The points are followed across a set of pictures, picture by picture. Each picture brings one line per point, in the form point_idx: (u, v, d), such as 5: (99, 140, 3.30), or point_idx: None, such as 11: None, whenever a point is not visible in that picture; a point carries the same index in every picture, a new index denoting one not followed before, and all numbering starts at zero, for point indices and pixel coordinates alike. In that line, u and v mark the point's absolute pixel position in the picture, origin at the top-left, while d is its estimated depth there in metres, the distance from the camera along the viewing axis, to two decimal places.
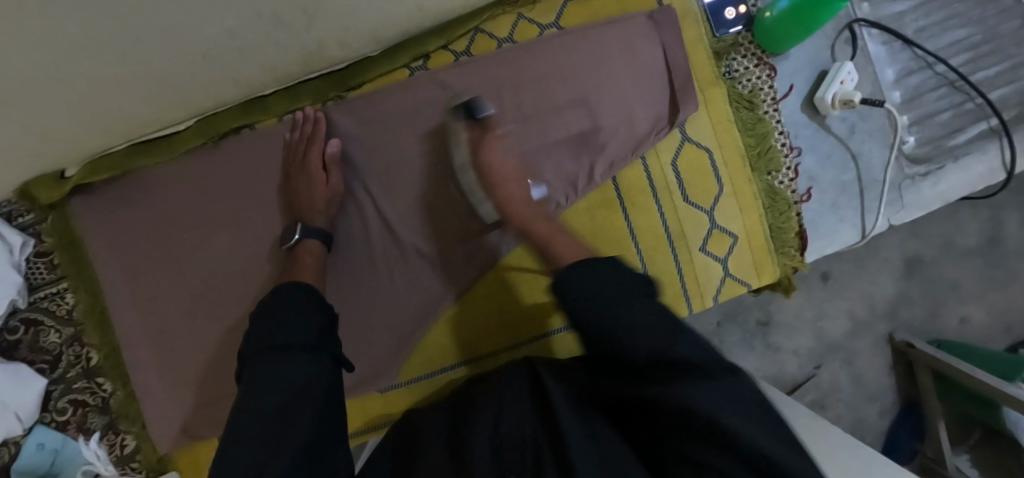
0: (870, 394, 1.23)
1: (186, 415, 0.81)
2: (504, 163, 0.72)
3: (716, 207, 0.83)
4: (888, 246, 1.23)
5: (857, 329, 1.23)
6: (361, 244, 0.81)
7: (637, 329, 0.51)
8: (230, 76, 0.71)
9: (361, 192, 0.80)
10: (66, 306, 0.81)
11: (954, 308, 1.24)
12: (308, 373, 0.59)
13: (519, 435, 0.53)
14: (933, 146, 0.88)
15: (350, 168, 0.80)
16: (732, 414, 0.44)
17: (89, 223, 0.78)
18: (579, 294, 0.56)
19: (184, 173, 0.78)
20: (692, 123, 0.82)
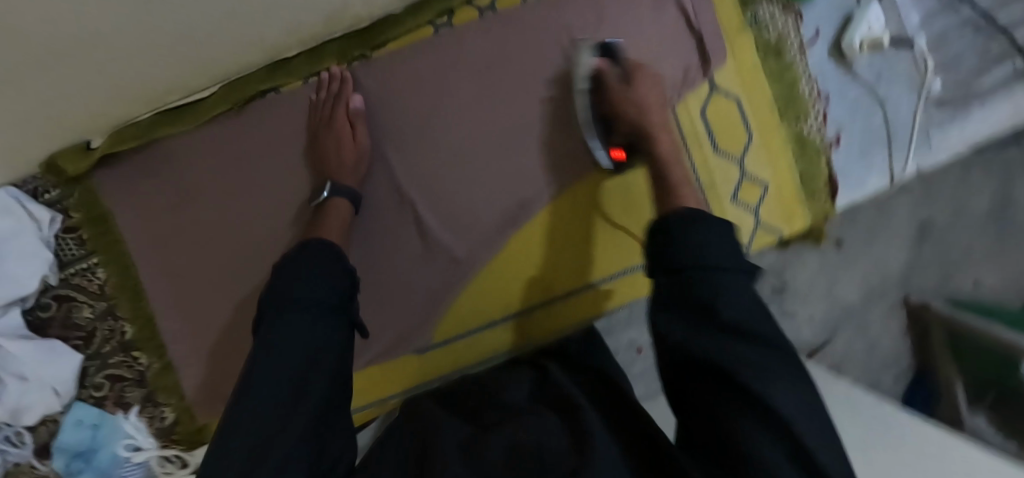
0: (888, 361, 1.25)
1: (225, 392, 0.81)
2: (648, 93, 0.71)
3: (745, 156, 0.82)
4: (901, 212, 1.24)
5: (873, 294, 1.24)
6: (392, 207, 0.80)
7: (725, 292, 0.49)
8: (258, 37, 0.71)
9: (391, 156, 0.79)
10: (97, 281, 0.80)
11: (968, 271, 1.26)
12: (319, 338, 0.55)
13: (537, 437, 0.52)
14: (959, 90, 0.87)
15: (377, 129, 0.79)
16: (788, 397, 0.43)
17: (117, 196, 0.78)
18: (694, 241, 0.52)
19: (210, 142, 0.77)
20: (720, 72, 0.81)
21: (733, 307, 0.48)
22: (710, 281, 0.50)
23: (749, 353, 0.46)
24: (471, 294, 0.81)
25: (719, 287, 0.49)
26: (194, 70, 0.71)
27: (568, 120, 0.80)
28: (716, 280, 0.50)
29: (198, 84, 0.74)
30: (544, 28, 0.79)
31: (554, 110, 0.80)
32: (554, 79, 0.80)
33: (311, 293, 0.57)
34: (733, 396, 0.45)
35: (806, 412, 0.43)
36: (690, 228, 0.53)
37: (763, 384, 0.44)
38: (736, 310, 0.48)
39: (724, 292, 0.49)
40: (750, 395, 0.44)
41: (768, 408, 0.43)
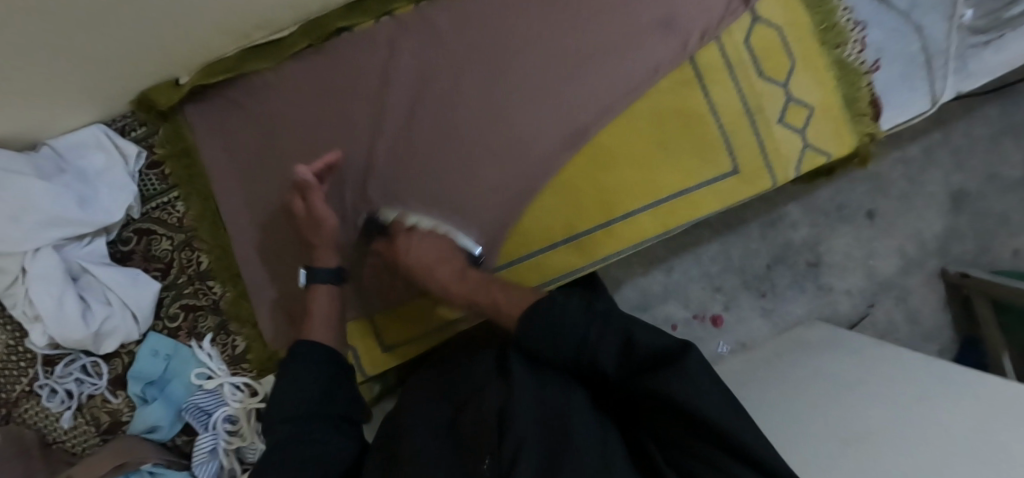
0: (928, 332, 1.34)
1: (294, 319, 0.83)
2: (422, 255, 0.77)
3: (790, 80, 0.86)
4: (934, 181, 1.36)
5: (908, 266, 1.35)
6: (455, 138, 0.84)
7: (599, 340, 0.55)
8: None
9: (452, 92, 0.84)
10: (176, 214, 0.84)
11: (1008, 240, 1.36)
12: (296, 393, 0.62)
13: (489, 411, 0.54)
14: (992, 18, 0.91)
15: (439, 66, 0.83)
16: (713, 406, 0.47)
17: (200, 130, 0.83)
18: (547, 319, 0.58)
19: (288, 78, 0.82)
20: (761, 2, 0.85)
21: (608, 352, 0.55)
22: (586, 346, 0.56)
23: (657, 377, 0.50)
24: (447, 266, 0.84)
25: (594, 349, 0.55)
26: (284, 7, 0.78)
27: (622, 52, 0.85)
28: (591, 335, 0.56)
29: (282, 21, 0.80)
30: None
31: (605, 41, 0.85)
32: (607, 14, 0.85)
33: (302, 374, 0.63)
34: (675, 416, 0.49)
35: (727, 408, 0.47)
36: (541, 310, 0.59)
37: (689, 401, 0.47)
38: (618, 351, 0.54)
39: (599, 343, 0.55)
40: (681, 410, 0.48)
41: (701, 421, 0.46)
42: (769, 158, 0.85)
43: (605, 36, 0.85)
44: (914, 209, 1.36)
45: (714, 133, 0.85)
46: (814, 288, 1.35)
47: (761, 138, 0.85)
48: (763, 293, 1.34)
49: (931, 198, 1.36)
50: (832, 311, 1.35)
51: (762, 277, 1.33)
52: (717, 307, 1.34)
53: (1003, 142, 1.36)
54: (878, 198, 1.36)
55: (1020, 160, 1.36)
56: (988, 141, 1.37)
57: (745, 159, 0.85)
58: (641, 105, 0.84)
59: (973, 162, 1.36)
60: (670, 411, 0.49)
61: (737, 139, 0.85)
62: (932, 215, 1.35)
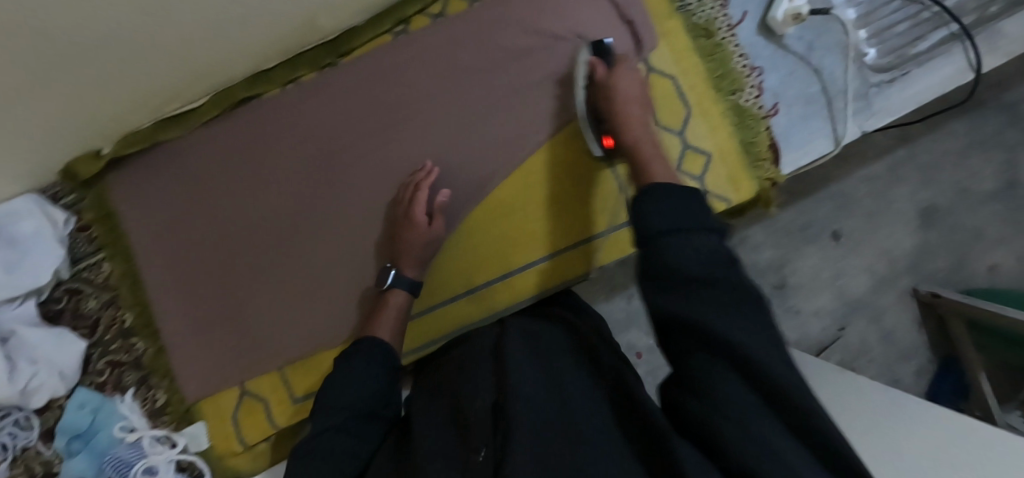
0: (904, 350, 1.45)
1: (213, 373, 0.87)
2: (629, 83, 0.78)
3: (686, 129, 0.87)
4: (900, 198, 1.46)
5: (879, 284, 1.46)
6: (367, 197, 0.89)
7: (688, 244, 0.48)
8: (238, 49, 0.81)
9: (363, 155, 0.90)
10: (102, 274, 0.89)
11: (983, 256, 1.47)
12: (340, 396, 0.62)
13: (478, 403, 0.49)
14: (896, 55, 0.91)
15: (351, 130, 0.89)
16: (766, 354, 0.42)
17: (122, 196, 0.88)
18: (657, 212, 0.52)
19: (205, 145, 0.88)
20: (653, 54, 0.88)
21: (694, 262, 0.47)
22: (660, 247, 0.49)
23: (721, 314, 0.44)
24: (500, 229, 0.87)
25: (670, 249, 0.48)
26: (192, 79, 0.82)
27: (526, 107, 0.88)
28: (678, 241, 0.48)
29: (192, 93, 0.85)
30: (488, 30, 0.88)
31: (503, 100, 0.89)
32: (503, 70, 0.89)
33: (349, 385, 0.63)
34: (716, 359, 0.43)
35: (782, 361, 0.42)
36: (650, 207, 0.53)
37: (741, 347, 0.42)
38: (694, 269, 0.46)
39: (677, 251, 0.47)
40: (732, 358, 0.42)
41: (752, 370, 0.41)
42: None
43: (502, 94, 0.89)
44: (880, 227, 1.47)
45: (608, 185, 0.88)
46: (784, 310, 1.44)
47: None
48: None
49: (898, 215, 1.46)
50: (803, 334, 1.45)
51: None
52: None
53: (969, 156, 1.46)
54: (843, 218, 1.45)
55: (989, 175, 1.46)
56: (953, 156, 1.47)
57: None
58: (538, 158, 0.88)
59: (942, 180, 1.46)
60: (720, 356, 0.43)
61: (632, 188, 0.87)
62: (900, 234, 1.46)
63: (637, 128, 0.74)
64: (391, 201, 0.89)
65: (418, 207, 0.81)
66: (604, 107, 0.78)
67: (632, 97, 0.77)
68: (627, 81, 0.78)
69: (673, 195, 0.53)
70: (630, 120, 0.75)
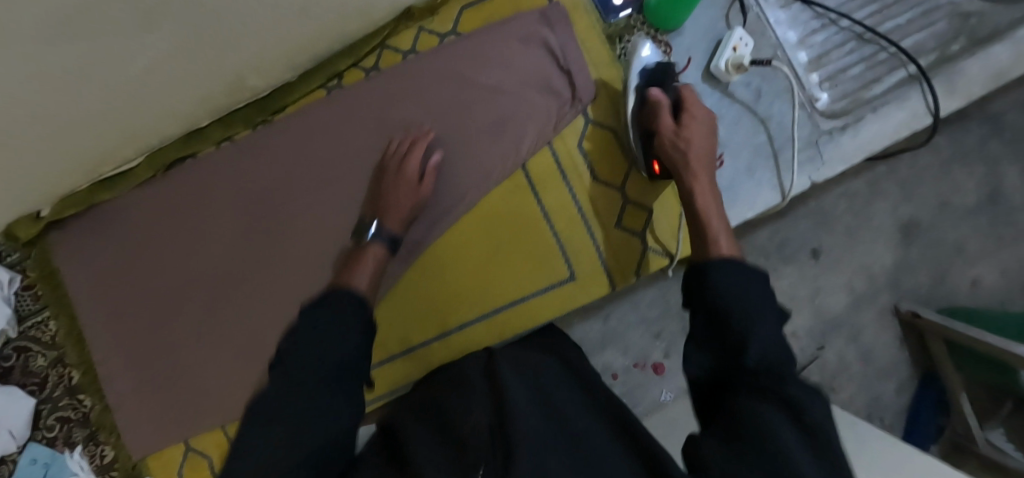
0: (884, 369, 1.38)
1: (158, 429, 0.88)
2: (700, 137, 0.76)
3: (625, 184, 0.85)
4: (880, 214, 1.38)
5: (859, 300, 1.38)
6: (300, 251, 0.88)
7: (749, 318, 0.52)
8: (171, 112, 0.79)
9: (296, 209, 0.88)
10: (49, 332, 0.90)
11: (964, 270, 1.40)
12: (324, 345, 0.60)
13: (477, 421, 0.51)
14: (848, 100, 0.88)
15: (285, 183, 0.88)
16: (819, 409, 0.44)
17: (63, 255, 0.89)
18: (724, 284, 0.56)
19: (143, 204, 0.88)
20: (593, 104, 0.86)
21: (763, 343, 0.50)
22: (734, 318, 0.52)
23: (772, 373, 0.47)
24: (462, 273, 0.85)
25: (743, 321, 0.52)
26: (125, 143, 0.81)
27: (458, 163, 0.84)
28: (749, 313, 0.52)
29: (128, 154, 0.84)
30: (420, 81, 0.86)
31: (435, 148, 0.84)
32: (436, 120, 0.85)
33: (333, 338, 0.61)
34: (762, 398, 0.46)
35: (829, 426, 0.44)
36: (717, 274, 0.57)
37: (791, 394, 0.45)
38: (767, 343, 0.50)
39: (751, 323, 0.51)
40: (784, 402, 0.45)
41: (798, 415, 0.44)
42: (607, 263, 0.85)
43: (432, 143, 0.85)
44: (861, 243, 1.38)
45: (548, 241, 0.85)
46: None
47: (597, 242, 0.85)
48: None
49: (878, 232, 1.39)
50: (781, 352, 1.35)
51: None
52: (658, 353, 1.14)
53: (952, 168, 1.39)
54: (822, 234, 1.36)
55: (972, 189, 1.39)
56: (935, 168, 1.40)
57: (582, 266, 0.85)
58: (474, 214, 0.85)
59: (924, 194, 1.39)
60: (771, 398, 0.46)
61: (573, 244, 0.85)
62: (880, 251, 1.38)
63: (705, 187, 0.72)
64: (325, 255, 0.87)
65: (412, 163, 0.79)
66: (662, 146, 0.77)
67: (703, 148, 0.76)
68: (700, 132, 0.76)
69: (742, 274, 0.57)
70: (697, 172, 0.73)
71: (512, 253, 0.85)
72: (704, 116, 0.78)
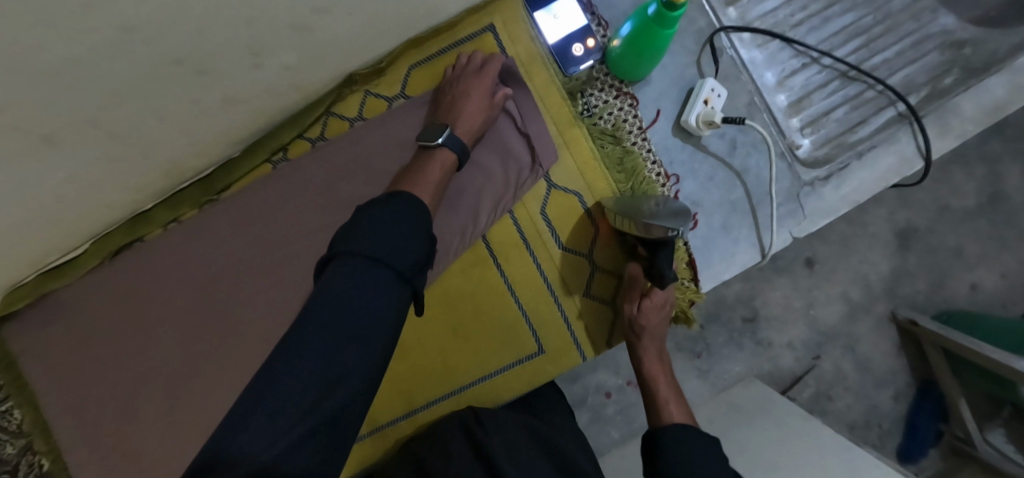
0: (881, 378, 1.31)
1: None
2: (656, 324, 0.76)
3: (593, 250, 0.81)
4: (876, 221, 1.32)
5: (854, 311, 1.32)
6: (256, 325, 0.85)
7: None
8: (106, 202, 0.76)
9: (251, 284, 0.85)
10: (16, 421, 0.89)
11: (964, 275, 1.33)
12: (378, 255, 0.52)
13: None
14: (833, 144, 0.82)
15: (239, 260, 0.85)
16: None
17: (23, 344, 0.87)
18: (682, 452, 0.61)
19: (95, 288, 0.86)
20: (555, 167, 0.80)
21: None
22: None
23: None
24: (435, 345, 0.81)
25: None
26: (66, 235, 0.78)
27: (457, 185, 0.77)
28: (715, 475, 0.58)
29: (71, 242, 0.81)
30: (370, 148, 0.82)
31: None
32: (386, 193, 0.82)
33: (379, 238, 0.53)
34: None
35: None
36: (673, 441, 0.63)
37: None
38: None
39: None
40: None
41: None
42: (576, 334, 0.81)
43: None
44: (856, 251, 1.32)
45: (514, 313, 0.81)
46: (753, 344, 1.29)
47: (566, 312, 0.81)
48: (699, 353, 1.27)
49: (874, 240, 1.32)
50: (773, 366, 1.29)
51: (695, 338, 1.26)
52: None
53: (952, 170, 1.32)
54: (814, 245, 1.31)
55: (971, 190, 1.32)
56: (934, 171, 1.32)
57: (551, 338, 0.82)
58: (431, 292, 0.80)
59: (922, 198, 1.32)
60: None
61: (540, 315, 0.81)
62: (876, 259, 1.32)
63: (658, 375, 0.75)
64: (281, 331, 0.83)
65: (482, 85, 0.74)
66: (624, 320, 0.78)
67: (659, 329, 0.76)
68: (659, 318, 0.76)
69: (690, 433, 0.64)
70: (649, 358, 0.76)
71: (474, 331, 0.81)
72: (662, 299, 0.76)
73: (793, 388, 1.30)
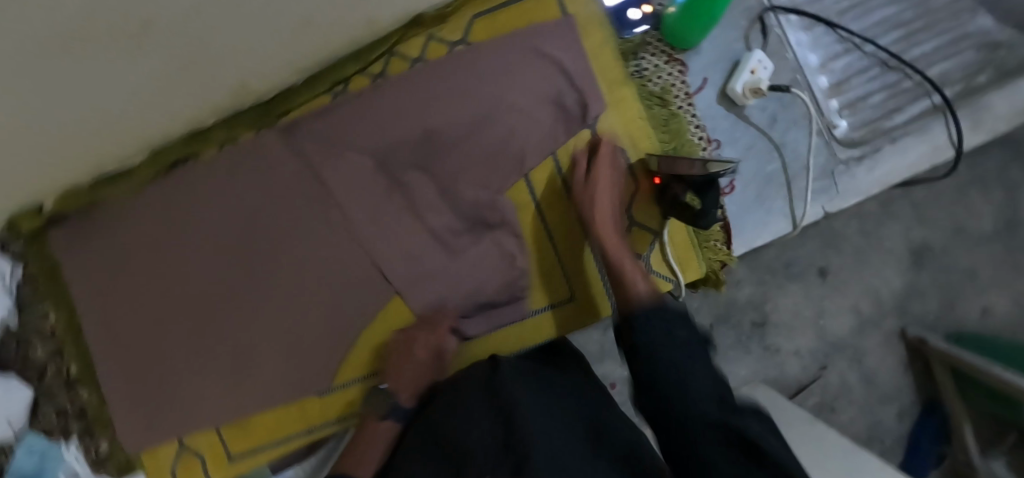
0: (886, 394, 1.32)
1: (142, 425, 0.89)
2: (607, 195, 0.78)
3: (632, 208, 0.82)
4: (892, 237, 1.32)
5: (863, 325, 1.32)
6: (286, 259, 0.87)
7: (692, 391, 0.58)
8: (170, 115, 0.78)
9: (287, 216, 0.87)
10: (48, 324, 0.91)
11: (974, 297, 1.35)
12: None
13: (484, 436, 0.62)
14: (870, 129, 0.86)
15: (279, 191, 0.86)
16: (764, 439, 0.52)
17: (63, 250, 0.88)
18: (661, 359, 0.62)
19: (138, 202, 0.87)
20: (602, 119, 0.84)
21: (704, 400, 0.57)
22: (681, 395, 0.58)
23: (730, 427, 0.54)
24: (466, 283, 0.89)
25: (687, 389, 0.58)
26: (126, 145, 0.80)
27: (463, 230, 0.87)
28: (694, 383, 0.59)
29: (128, 153, 0.82)
30: (421, 89, 0.85)
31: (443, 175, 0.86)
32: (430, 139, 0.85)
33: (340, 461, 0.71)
34: (719, 445, 0.53)
35: (771, 442, 0.52)
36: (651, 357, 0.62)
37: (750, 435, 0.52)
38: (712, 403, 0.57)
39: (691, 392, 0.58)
40: (748, 445, 0.52)
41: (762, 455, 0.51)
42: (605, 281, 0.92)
43: (430, 152, 0.85)
44: (869, 266, 1.32)
45: (552, 258, 0.91)
46: (762, 349, 1.28)
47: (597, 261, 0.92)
48: None
49: (888, 256, 1.33)
50: (780, 373, 1.29)
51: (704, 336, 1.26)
52: None
53: (970, 193, 1.34)
54: (829, 255, 1.30)
55: (987, 214, 1.35)
56: (952, 192, 1.34)
57: (582, 286, 0.92)
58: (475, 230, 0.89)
59: (939, 217, 1.34)
60: (735, 442, 0.53)
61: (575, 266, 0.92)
62: (890, 274, 1.32)
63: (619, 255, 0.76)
64: (320, 266, 0.87)
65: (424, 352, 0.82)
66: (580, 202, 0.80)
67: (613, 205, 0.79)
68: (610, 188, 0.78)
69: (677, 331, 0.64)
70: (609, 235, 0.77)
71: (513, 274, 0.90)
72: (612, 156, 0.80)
73: (797, 395, 1.30)
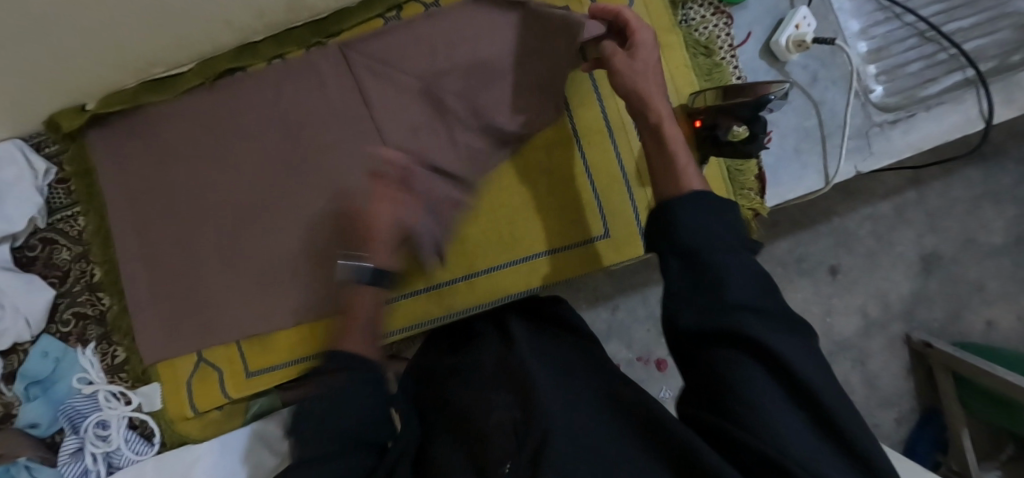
0: (886, 398, 1.30)
1: (152, 339, 0.87)
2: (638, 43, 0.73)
3: None
4: (903, 242, 1.32)
5: (870, 326, 1.31)
6: (310, 187, 0.87)
7: (727, 278, 0.52)
8: (224, 19, 0.79)
9: (318, 143, 0.87)
10: (78, 227, 0.91)
11: (981, 310, 1.34)
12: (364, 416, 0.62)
13: (500, 421, 0.61)
14: (906, 95, 0.90)
15: (315, 118, 0.87)
16: (786, 345, 0.49)
17: (97, 153, 0.88)
18: (690, 226, 0.56)
19: (180, 113, 0.87)
20: None
21: (737, 286, 0.51)
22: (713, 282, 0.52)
23: (757, 323, 0.50)
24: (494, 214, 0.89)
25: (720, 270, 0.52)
26: (180, 48, 0.81)
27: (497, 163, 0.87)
28: (725, 260, 0.53)
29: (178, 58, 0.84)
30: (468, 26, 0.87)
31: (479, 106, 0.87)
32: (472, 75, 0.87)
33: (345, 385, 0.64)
34: (737, 346, 0.50)
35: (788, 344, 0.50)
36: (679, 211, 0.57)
37: (773, 343, 0.49)
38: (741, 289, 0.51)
39: (727, 277, 0.52)
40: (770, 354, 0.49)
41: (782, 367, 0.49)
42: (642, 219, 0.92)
43: (472, 85, 0.87)
44: (878, 268, 1.32)
45: (588, 196, 0.91)
46: None
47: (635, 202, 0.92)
48: None
49: (899, 259, 1.32)
50: None
51: None
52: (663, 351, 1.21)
53: (983, 205, 1.34)
54: (840, 253, 1.30)
55: (1002, 228, 1.34)
56: (966, 202, 1.35)
57: (618, 227, 0.91)
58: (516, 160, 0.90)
59: (950, 226, 1.34)
60: (755, 351, 0.50)
61: (611, 206, 0.91)
62: (897, 276, 1.32)
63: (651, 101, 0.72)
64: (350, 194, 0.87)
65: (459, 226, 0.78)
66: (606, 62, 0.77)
67: None
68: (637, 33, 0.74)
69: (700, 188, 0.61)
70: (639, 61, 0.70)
71: (548, 208, 0.90)
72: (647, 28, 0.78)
73: None
